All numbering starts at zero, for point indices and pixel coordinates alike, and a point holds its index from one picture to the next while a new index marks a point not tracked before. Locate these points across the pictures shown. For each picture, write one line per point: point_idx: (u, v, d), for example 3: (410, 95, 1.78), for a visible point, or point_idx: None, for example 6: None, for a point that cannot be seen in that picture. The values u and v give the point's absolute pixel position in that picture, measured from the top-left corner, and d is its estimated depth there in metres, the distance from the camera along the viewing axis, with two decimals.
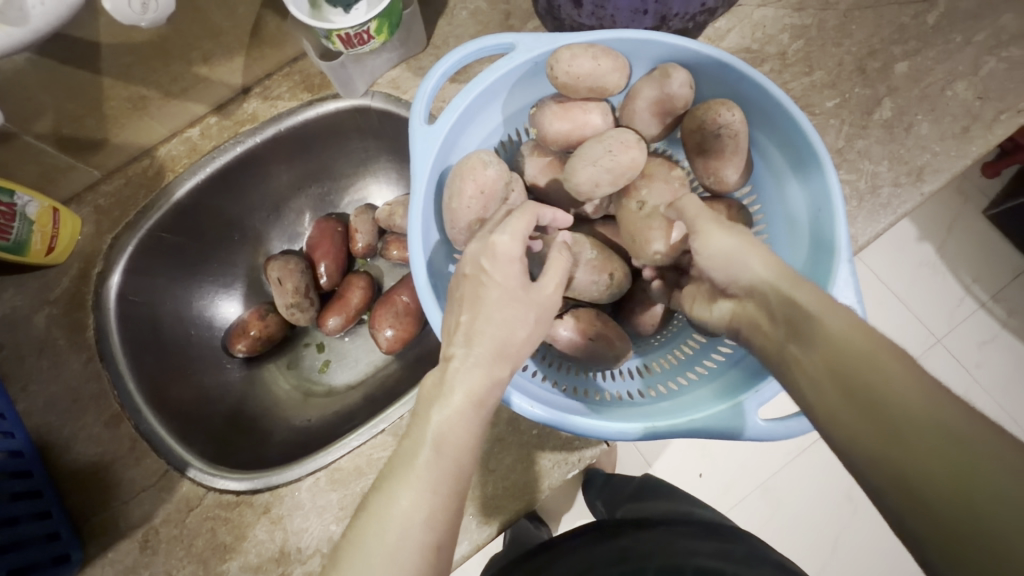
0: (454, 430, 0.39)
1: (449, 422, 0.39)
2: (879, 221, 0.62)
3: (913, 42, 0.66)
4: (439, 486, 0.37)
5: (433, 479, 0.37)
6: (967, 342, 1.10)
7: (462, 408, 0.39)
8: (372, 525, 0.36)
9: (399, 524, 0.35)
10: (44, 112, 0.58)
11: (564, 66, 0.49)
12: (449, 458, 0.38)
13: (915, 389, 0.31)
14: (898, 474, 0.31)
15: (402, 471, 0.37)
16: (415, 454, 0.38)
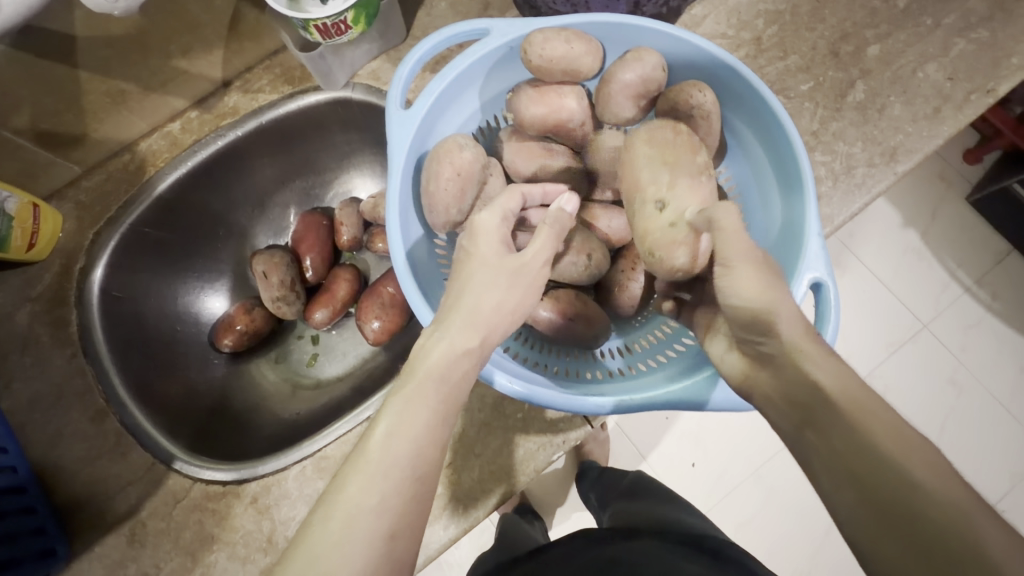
0: (413, 415, 0.38)
1: (407, 406, 0.38)
2: (854, 201, 0.63)
3: (884, 26, 0.67)
4: (398, 472, 0.36)
5: (389, 465, 0.36)
6: (952, 326, 1.11)
7: (424, 394, 0.38)
8: (323, 514, 0.34)
9: (348, 512, 0.34)
10: (22, 106, 0.58)
11: (537, 50, 0.50)
12: (405, 445, 0.37)
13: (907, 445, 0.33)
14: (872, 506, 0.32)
15: (356, 459, 0.36)
16: (369, 441, 0.37)
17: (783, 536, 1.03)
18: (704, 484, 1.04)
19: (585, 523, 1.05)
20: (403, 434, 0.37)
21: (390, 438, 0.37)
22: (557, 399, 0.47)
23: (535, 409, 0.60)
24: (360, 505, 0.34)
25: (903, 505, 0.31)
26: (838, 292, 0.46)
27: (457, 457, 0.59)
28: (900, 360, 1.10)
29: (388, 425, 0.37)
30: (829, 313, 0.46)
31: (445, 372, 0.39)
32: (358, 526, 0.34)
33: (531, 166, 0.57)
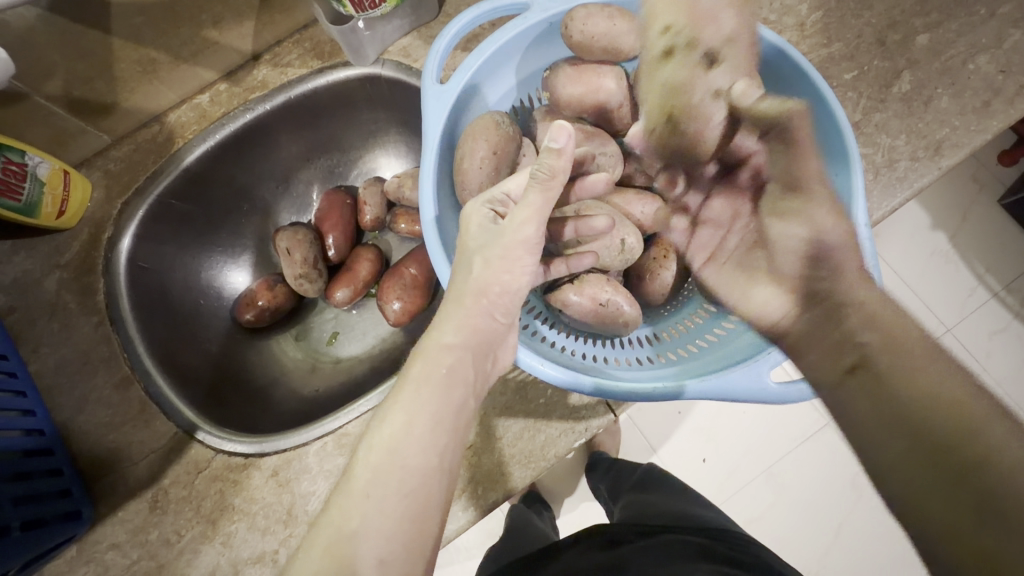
0: (405, 428, 0.39)
1: (398, 421, 0.39)
2: (894, 195, 0.61)
3: (935, 14, 0.65)
4: (392, 492, 0.37)
5: (374, 486, 0.37)
6: (979, 332, 1.09)
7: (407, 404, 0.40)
8: (315, 539, 0.36)
9: (337, 537, 0.35)
10: (55, 71, 0.58)
11: (579, 25, 0.49)
12: (395, 465, 0.37)
13: (945, 383, 0.35)
14: (914, 434, 0.35)
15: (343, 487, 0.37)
16: (353, 468, 0.38)
17: (791, 538, 1.01)
18: (716, 482, 1.03)
19: (595, 513, 1.05)
20: (394, 450, 0.38)
21: (381, 454, 0.38)
22: (584, 381, 0.47)
23: (558, 395, 0.60)
24: (348, 529, 0.35)
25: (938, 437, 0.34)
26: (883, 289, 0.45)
27: (477, 440, 0.58)
28: None
29: (376, 442, 0.38)
30: None
31: (434, 373, 0.41)
32: (348, 551, 0.35)
33: None
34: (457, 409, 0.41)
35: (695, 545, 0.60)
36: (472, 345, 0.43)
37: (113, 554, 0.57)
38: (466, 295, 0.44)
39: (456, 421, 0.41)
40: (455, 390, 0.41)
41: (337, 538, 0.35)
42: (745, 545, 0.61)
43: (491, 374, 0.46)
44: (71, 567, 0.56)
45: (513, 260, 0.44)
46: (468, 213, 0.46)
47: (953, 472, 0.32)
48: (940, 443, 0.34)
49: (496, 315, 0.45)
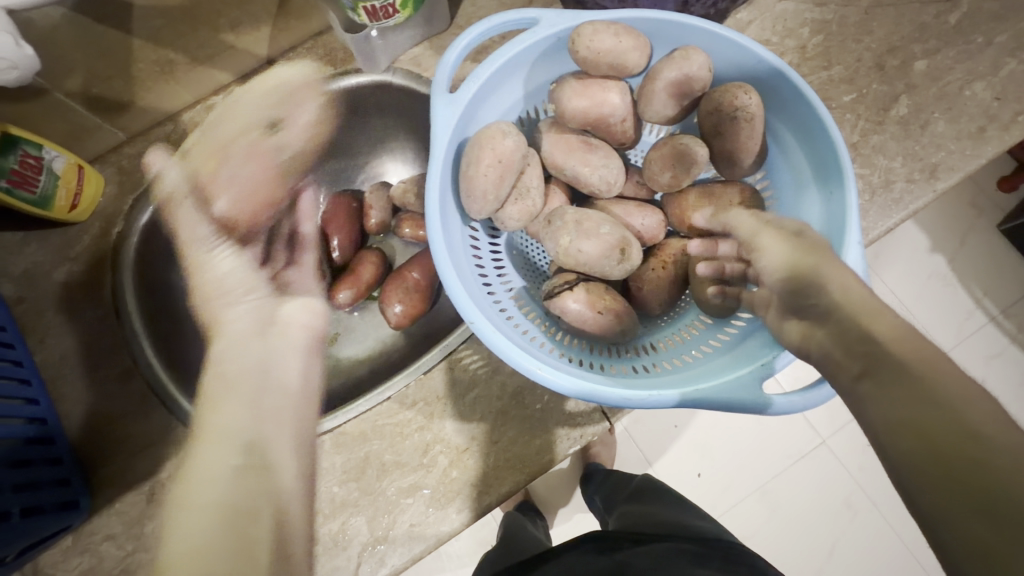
0: (237, 419, 0.42)
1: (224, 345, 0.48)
2: (890, 216, 0.62)
3: (933, 41, 0.66)
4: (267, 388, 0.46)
5: (255, 389, 0.45)
6: (974, 356, 1.09)
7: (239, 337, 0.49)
8: (206, 438, 0.40)
9: (229, 421, 0.42)
10: (75, 69, 0.59)
11: (586, 41, 0.51)
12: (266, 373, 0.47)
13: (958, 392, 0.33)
14: (925, 443, 0.32)
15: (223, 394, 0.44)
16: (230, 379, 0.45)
17: (786, 554, 1.01)
18: (711, 495, 1.03)
19: (587, 524, 1.05)
20: (219, 446, 0.40)
21: (211, 449, 0.40)
22: (584, 388, 0.47)
23: (555, 402, 0.60)
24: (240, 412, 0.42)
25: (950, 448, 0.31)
26: None
27: (474, 443, 0.59)
28: None
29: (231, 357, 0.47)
30: None
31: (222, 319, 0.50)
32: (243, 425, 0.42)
33: (569, 158, 0.57)
34: (258, 390, 0.45)
35: (692, 551, 0.60)
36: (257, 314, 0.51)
37: (108, 545, 0.57)
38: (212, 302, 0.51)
39: (259, 381, 0.46)
40: (224, 378, 0.45)
41: (207, 514, 0.35)
42: (743, 553, 0.60)
43: (302, 338, 0.51)
44: (66, 557, 0.56)
45: (199, 250, 0.52)
46: (207, 270, 0.52)
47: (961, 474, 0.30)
48: (950, 451, 0.31)
49: (243, 286, 0.52)
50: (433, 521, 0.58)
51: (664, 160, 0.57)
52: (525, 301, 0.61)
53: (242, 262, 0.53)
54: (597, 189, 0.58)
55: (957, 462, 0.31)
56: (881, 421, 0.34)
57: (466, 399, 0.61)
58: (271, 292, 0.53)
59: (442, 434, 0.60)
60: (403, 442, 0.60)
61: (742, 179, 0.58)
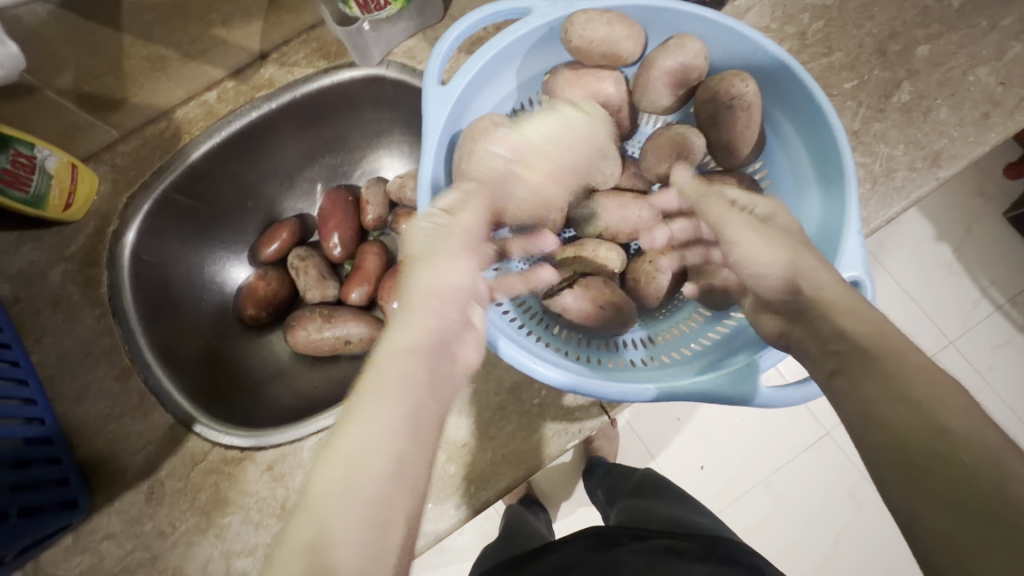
0: (370, 433, 0.32)
1: (398, 346, 0.36)
2: (891, 205, 0.61)
3: (936, 25, 0.65)
4: (410, 417, 0.34)
5: (401, 410, 0.34)
6: (980, 346, 1.08)
7: (411, 344, 0.37)
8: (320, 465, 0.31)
9: (354, 449, 0.32)
10: (65, 67, 0.59)
11: (578, 30, 0.50)
12: (416, 389, 0.35)
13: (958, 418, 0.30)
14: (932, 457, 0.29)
15: (361, 408, 0.33)
16: (378, 390, 0.34)
17: (788, 551, 1.01)
18: (712, 489, 1.03)
19: (589, 518, 1.05)
20: (356, 448, 0.32)
21: (336, 467, 0.31)
22: (582, 383, 0.47)
23: (552, 396, 0.60)
24: (367, 432, 0.32)
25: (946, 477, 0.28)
26: (873, 293, 0.44)
27: (472, 439, 0.59)
28: None
29: (395, 362, 0.35)
30: None
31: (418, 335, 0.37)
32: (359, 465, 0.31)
33: None
34: (422, 395, 0.35)
35: (688, 552, 0.60)
36: (430, 343, 0.37)
37: (108, 543, 0.57)
38: (414, 295, 0.39)
39: (406, 403, 0.34)
40: (417, 368, 0.36)
41: (309, 526, 0.29)
42: (737, 553, 0.60)
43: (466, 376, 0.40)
44: (66, 556, 0.57)
45: (445, 258, 0.41)
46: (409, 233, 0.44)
47: (952, 501, 0.28)
48: (943, 470, 0.28)
49: (451, 317, 0.40)
50: (431, 518, 0.57)
51: (661, 151, 0.56)
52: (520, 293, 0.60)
53: (469, 271, 0.42)
54: (594, 179, 0.57)
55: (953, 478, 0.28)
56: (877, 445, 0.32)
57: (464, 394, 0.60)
58: (462, 308, 0.41)
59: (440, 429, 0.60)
60: None
61: (739, 168, 0.57)
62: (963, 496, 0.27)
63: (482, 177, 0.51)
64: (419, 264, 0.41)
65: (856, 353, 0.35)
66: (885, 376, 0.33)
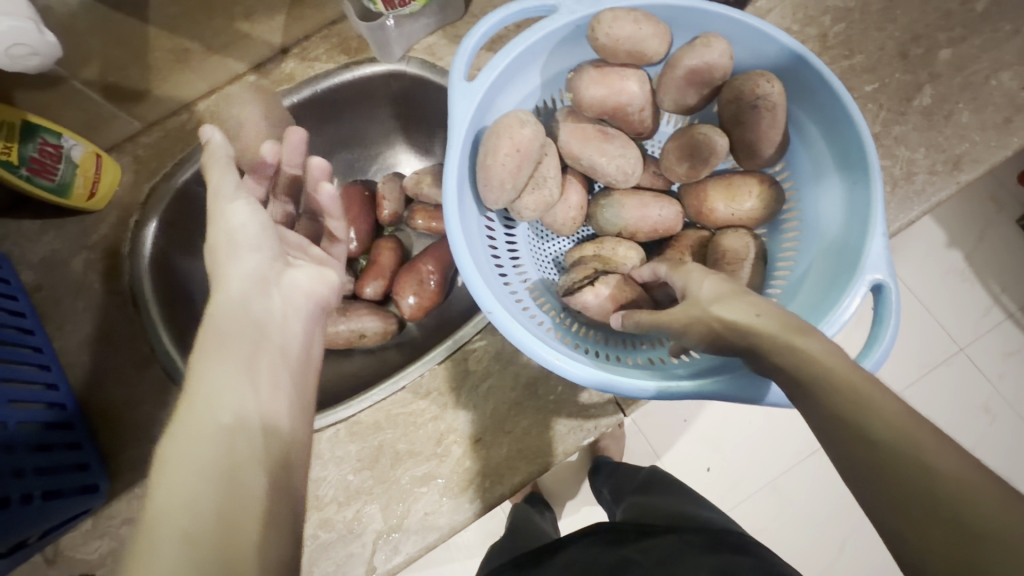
0: (219, 371, 0.39)
1: (226, 302, 0.45)
2: (911, 208, 0.61)
3: (959, 29, 0.65)
4: (243, 353, 0.41)
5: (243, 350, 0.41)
6: (991, 352, 1.08)
7: (240, 292, 0.46)
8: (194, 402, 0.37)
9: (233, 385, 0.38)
10: (92, 57, 0.59)
11: (605, 28, 0.50)
12: (242, 319, 0.44)
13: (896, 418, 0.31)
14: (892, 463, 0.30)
15: (211, 351, 0.40)
16: (211, 336, 0.42)
17: (795, 554, 1.01)
18: (719, 491, 1.03)
19: (595, 516, 1.06)
20: (198, 408, 0.36)
21: (204, 399, 0.37)
22: (606, 381, 0.47)
23: (568, 393, 0.60)
24: (217, 368, 0.39)
25: (900, 481, 0.29)
26: (899, 295, 0.44)
27: (487, 434, 0.60)
28: (934, 381, 1.07)
29: (221, 316, 0.44)
30: (889, 315, 0.43)
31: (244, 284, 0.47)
32: (236, 395, 0.38)
33: (586, 148, 0.56)
34: (254, 346, 0.42)
35: (697, 543, 0.60)
36: (254, 284, 0.47)
37: (127, 529, 0.58)
38: (238, 245, 0.49)
39: (247, 345, 0.42)
40: (239, 327, 0.43)
41: (179, 475, 0.33)
42: (746, 544, 0.60)
43: (304, 307, 0.50)
44: (85, 540, 0.57)
45: (227, 204, 0.50)
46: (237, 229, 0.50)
47: (931, 527, 0.28)
48: (897, 476, 0.29)
49: (262, 259, 0.49)
50: (445, 511, 0.58)
51: (682, 150, 0.56)
52: (538, 288, 0.61)
53: (259, 215, 0.51)
54: (614, 178, 0.58)
55: (910, 482, 0.29)
56: (847, 456, 0.32)
57: (480, 389, 0.61)
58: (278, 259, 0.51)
59: (455, 424, 0.60)
60: (416, 431, 0.60)
61: (761, 169, 0.58)
62: (918, 504, 0.28)
63: (504, 170, 0.51)
64: (213, 207, 0.50)
65: (805, 374, 0.34)
66: (837, 386, 0.33)
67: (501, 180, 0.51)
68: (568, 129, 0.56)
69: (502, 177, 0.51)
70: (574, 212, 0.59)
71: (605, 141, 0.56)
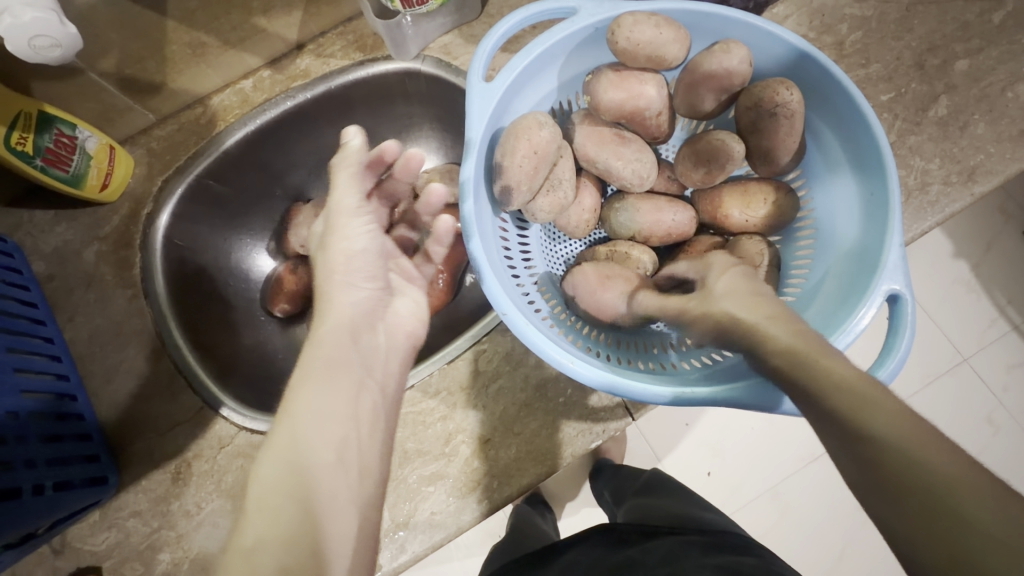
0: (310, 409, 0.40)
1: (327, 331, 0.45)
2: (925, 218, 0.61)
3: (976, 40, 0.65)
4: (336, 395, 0.41)
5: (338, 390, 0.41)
6: (996, 364, 1.08)
7: (342, 325, 0.45)
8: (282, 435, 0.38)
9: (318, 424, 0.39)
10: (110, 49, 0.59)
11: (626, 32, 0.50)
12: (342, 357, 0.44)
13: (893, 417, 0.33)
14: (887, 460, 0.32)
15: (305, 384, 0.41)
16: (308, 368, 0.42)
17: (798, 559, 1.01)
18: (720, 495, 1.03)
19: (595, 518, 1.06)
20: (295, 447, 0.38)
21: (292, 437, 0.38)
22: (619, 383, 0.47)
23: (577, 395, 0.60)
24: (309, 406, 0.40)
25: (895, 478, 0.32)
26: (915, 307, 0.44)
27: (496, 434, 0.60)
28: (938, 392, 1.07)
29: (321, 345, 0.44)
30: (905, 326, 0.43)
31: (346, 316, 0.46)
32: (321, 439, 0.38)
33: (601, 151, 0.56)
34: (356, 390, 0.42)
35: (701, 543, 0.60)
36: (358, 318, 0.47)
37: (134, 521, 0.58)
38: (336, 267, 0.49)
39: (345, 385, 0.42)
40: (347, 365, 0.43)
41: (278, 513, 0.34)
42: (749, 545, 0.60)
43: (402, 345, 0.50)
44: (93, 531, 0.57)
45: (347, 222, 0.49)
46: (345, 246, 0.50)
47: (923, 516, 0.30)
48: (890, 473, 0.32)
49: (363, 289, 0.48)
50: (453, 511, 0.58)
51: (698, 155, 0.56)
52: (549, 290, 0.61)
53: (375, 241, 0.51)
54: (629, 181, 0.58)
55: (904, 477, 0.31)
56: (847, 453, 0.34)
57: (489, 389, 0.61)
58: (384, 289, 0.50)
59: (464, 424, 0.60)
60: (425, 431, 0.60)
61: (777, 176, 0.57)
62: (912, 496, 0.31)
63: (522, 173, 0.51)
64: (335, 220, 0.49)
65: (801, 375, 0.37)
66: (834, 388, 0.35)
67: (518, 182, 0.51)
68: (585, 133, 0.56)
69: (519, 179, 0.51)
70: (587, 215, 0.59)
71: (622, 145, 0.56)
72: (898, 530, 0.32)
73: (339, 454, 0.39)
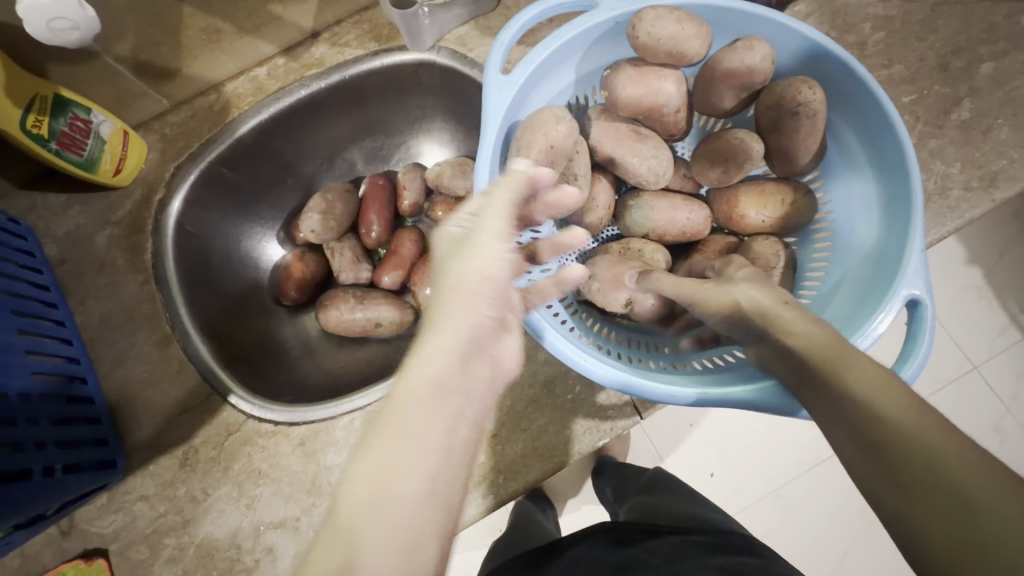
0: (401, 440, 0.33)
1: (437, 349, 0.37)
2: (944, 223, 0.60)
3: (1002, 43, 0.64)
4: (434, 429, 0.34)
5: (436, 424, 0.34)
6: (1007, 373, 1.06)
7: (452, 346, 0.37)
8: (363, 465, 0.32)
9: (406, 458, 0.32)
10: (126, 34, 0.59)
11: (647, 27, 0.49)
12: (449, 389, 0.35)
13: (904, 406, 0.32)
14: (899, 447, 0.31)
15: (397, 412, 0.34)
16: (409, 392, 0.35)
17: (798, 562, 1.01)
18: (723, 496, 1.03)
19: (596, 515, 1.06)
20: (375, 485, 0.31)
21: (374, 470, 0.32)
22: (628, 381, 0.47)
23: (586, 393, 0.60)
24: (402, 435, 0.33)
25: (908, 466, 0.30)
26: (935, 313, 0.43)
27: (503, 429, 0.59)
28: (948, 399, 1.06)
29: (425, 365, 0.36)
30: (924, 331, 0.42)
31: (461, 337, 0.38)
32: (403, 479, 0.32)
33: (618, 147, 0.55)
34: (452, 427, 0.35)
35: (702, 543, 0.60)
36: (470, 341, 0.38)
37: (141, 505, 0.58)
38: (466, 281, 0.40)
39: (442, 418, 0.34)
40: (453, 397, 0.35)
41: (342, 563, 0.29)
42: (752, 545, 0.60)
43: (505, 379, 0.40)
44: (100, 514, 0.58)
45: (486, 243, 0.41)
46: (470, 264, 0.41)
47: (928, 503, 0.29)
48: (904, 459, 0.30)
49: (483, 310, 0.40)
50: None
51: (716, 154, 0.55)
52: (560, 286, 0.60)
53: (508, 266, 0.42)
54: (645, 178, 0.57)
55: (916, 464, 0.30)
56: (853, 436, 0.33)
57: None
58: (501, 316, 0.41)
59: None
60: None
61: (794, 177, 0.57)
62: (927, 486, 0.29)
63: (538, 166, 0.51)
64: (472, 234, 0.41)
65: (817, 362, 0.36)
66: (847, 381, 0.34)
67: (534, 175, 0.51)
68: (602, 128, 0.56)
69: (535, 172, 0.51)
70: (601, 212, 0.59)
71: (640, 140, 0.55)
72: (905, 524, 0.30)
73: (425, 497, 0.32)
